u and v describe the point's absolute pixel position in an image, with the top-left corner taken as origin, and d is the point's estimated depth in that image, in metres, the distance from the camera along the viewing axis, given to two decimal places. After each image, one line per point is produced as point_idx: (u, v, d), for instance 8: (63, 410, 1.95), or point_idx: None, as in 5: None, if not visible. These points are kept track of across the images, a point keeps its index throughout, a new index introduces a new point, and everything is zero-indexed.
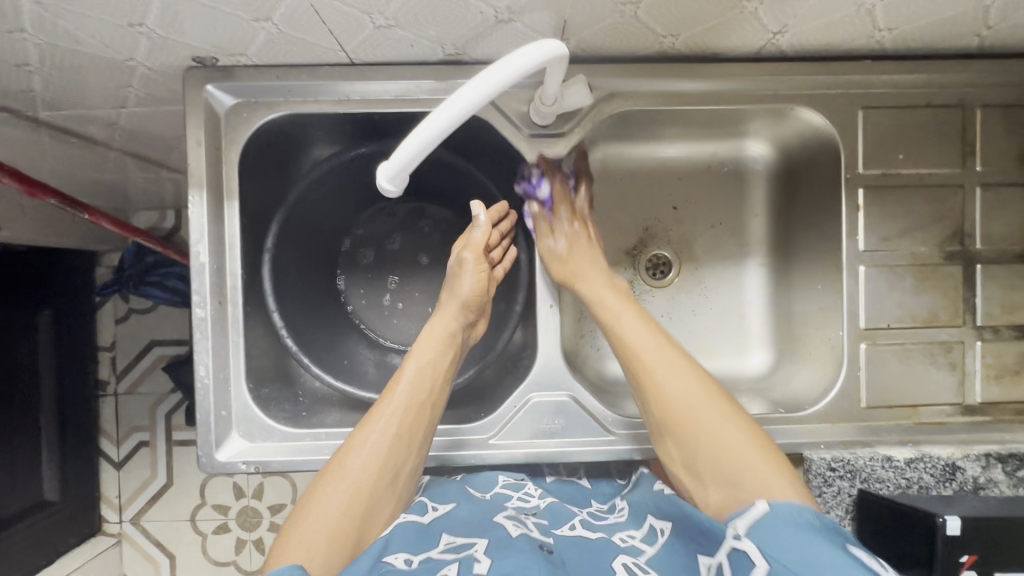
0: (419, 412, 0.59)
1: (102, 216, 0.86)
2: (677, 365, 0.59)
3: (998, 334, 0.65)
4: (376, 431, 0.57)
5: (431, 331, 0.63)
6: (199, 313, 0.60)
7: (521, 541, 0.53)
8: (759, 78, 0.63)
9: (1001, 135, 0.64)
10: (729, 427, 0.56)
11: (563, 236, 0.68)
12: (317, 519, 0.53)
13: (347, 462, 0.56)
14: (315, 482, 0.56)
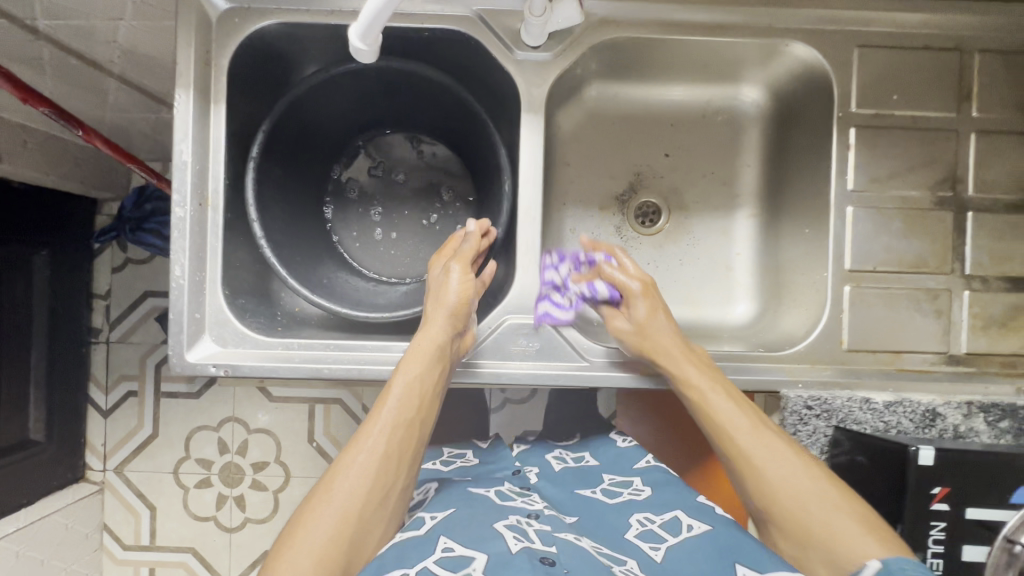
0: (408, 429, 0.59)
1: (95, 135, 0.86)
2: (781, 450, 0.56)
3: (987, 284, 0.63)
4: (364, 452, 0.56)
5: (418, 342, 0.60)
6: (178, 212, 0.60)
7: (521, 559, 0.48)
8: (752, 10, 0.62)
9: (999, 81, 0.63)
10: (841, 515, 0.53)
11: (635, 311, 0.64)
12: (305, 544, 0.51)
13: (336, 486, 0.55)
14: (307, 502, 0.55)
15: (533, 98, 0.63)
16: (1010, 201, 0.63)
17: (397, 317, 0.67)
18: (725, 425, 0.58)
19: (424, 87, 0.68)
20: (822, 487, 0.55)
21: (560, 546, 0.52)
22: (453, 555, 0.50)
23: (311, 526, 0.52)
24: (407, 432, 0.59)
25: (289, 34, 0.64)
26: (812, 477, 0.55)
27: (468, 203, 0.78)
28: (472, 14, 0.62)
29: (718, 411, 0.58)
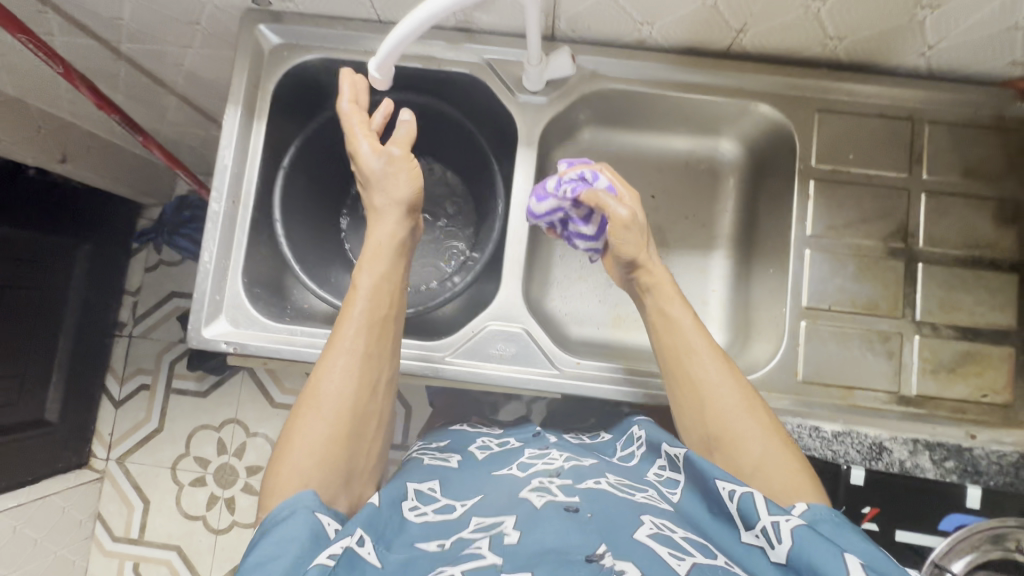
0: (381, 324, 0.60)
1: (154, 141, 0.97)
2: (732, 382, 0.61)
3: (937, 331, 0.68)
4: (343, 354, 0.57)
5: (377, 243, 0.63)
6: (214, 206, 0.69)
7: (548, 511, 0.49)
8: (726, 73, 0.71)
9: (947, 149, 0.70)
10: (766, 439, 0.57)
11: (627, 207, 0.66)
12: (302, 451, 0.53)
13: (320, 394, 0.56)
14: (291, 419, 0.56)
15: (529, 134, 0.72)
16: (958, 255, 0.69)
17: None
18: (695, 365, 0.62)
19: (435, 121, 0.80)
20: (758, 417, 0.59)
21: (582, 496, 0.53)
22: (485, 523, 0.50)
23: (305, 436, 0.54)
24: (379, 327, 0.60)
25: (328, 67, 0.75)
26: (749, 407, 0.59)
27: (468, 225, 0.86)
28: (483, 61, 0.72)
29: (696, 347, 0.62)
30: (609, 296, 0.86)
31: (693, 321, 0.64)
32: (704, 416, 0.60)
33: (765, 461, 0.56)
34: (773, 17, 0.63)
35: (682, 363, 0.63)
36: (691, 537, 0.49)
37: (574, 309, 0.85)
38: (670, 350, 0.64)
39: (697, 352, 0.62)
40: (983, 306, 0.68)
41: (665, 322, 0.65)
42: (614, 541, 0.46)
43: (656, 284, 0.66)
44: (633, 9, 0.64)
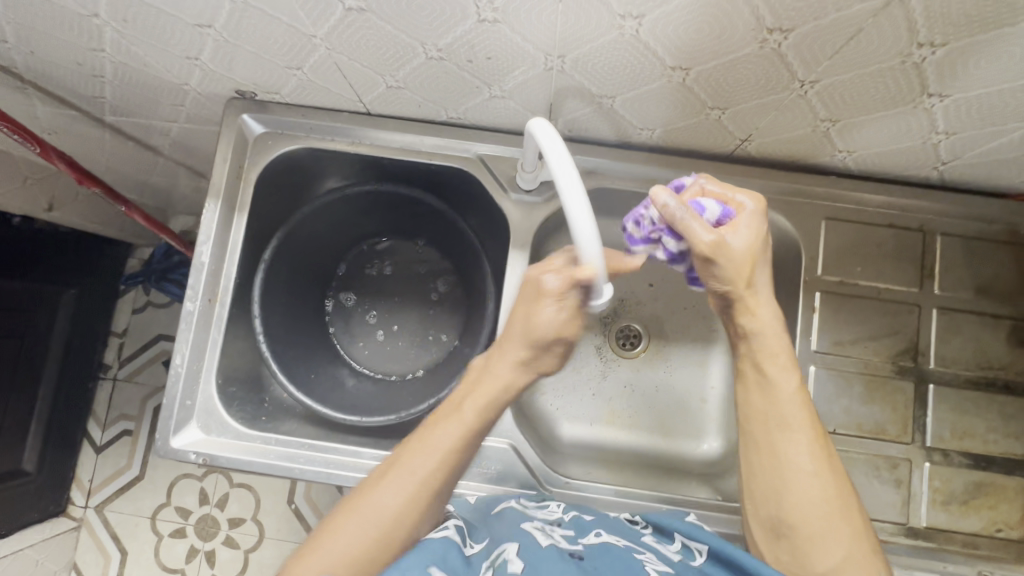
0: (450, 457, 0.55)
1: (136, 208, 0.94)
2: (824, 468, 0.54)
3: (948, 458, 0.64)
4: (417, 458, 0.55)
5: (484, 385, 0.57)
6: (189, 306, 0.66)
7: (553, 553, 0.50)
8: (730, 176, 0.68)
9: (959, 263, 0.67)
10: (849, 541, 0.52)
11: (716, 233, 0.54)
12: (335, 551, 0.50)
13: (369, 499, 0.53)
14: (340, 508, 0.54)
15: (522, 233, 0.69)
16: (970, 377, 0.66)
17: (369, 421, 0.70)
18: (793, 440, 0.55)
19: (427, 212, 0.76)
20: (846, 513, 0.53)
21: (589, 547, 0.53)
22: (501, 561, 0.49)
23: (337, 538, 0.51)
24: (447, 464, 0.55)
25: (314, 155, 0.72)
26: (836, 503, 0.53)
27: (458, 313, 0.82)
28: (474, 156, 0.69)
29: (791, 419, 0.56)
30: (604, 391, 0.82)
31: (800, 392, 0.56)
32: (784, 501, 0.54)
33: (844, 565, 0.52)
34: (780, 132, 0.60)
35: (772, 432, 0.56)
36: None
37: (567, 404, 0.81)
38: (769, 419, 0.56)
39: (792, 427, 0.55)
40: (997, 433, 0.65)
41: (762, 385, 0.57)
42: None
43: (757, 334, 0.57)
44: (633, 118, 0.61)
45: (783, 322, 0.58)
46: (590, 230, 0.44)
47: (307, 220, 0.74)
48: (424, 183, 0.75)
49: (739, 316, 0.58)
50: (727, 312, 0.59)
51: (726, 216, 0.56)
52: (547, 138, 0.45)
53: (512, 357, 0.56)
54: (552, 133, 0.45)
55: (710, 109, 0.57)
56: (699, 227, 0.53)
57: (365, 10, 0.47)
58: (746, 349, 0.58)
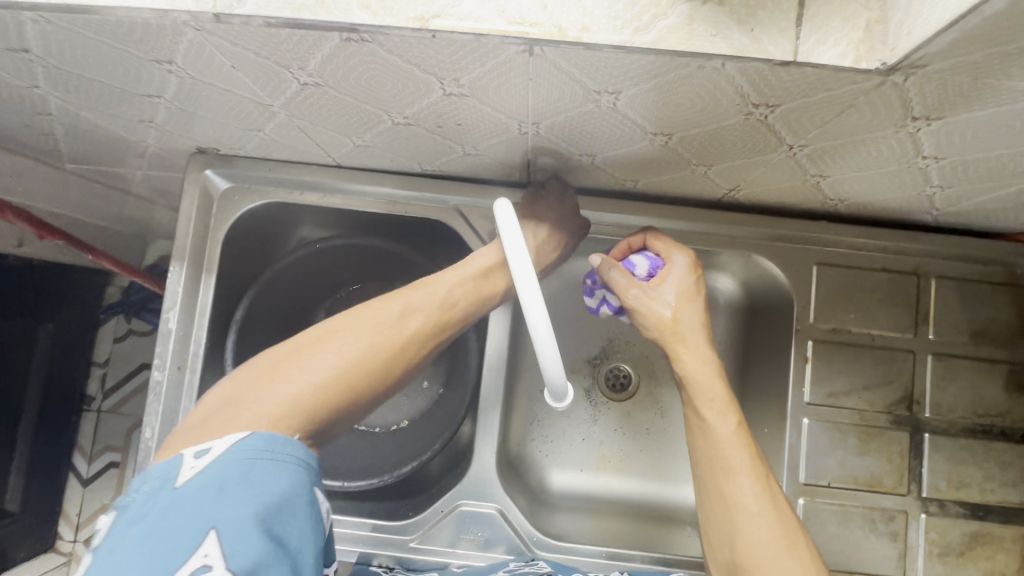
0: (400, 339, 0.54)
1: (103, 254, 0.90)
2: (770, 505, 0.51)
3: (944, 509, 0.63)
4: (391, 313, 0.55)
5: (428, 291, 0.58)
6: (156, 375, 0.64)
7: None
8: (718, 222, 0.65)
9: (955, 308, 0.65)
10: None
11: (636, 294, 0.59)
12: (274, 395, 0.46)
13: (312, 356, 0.50)
14: (272, 363, 0.49)
15: None
16: (966, 424, 0.64)
17: (351, 486, 0.68)
18: (734, 473, 0.52)
19: (405, 264, 0.72)
20: (799, 555, 0.49)
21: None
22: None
23: (270, 390, 0.47)
24: (403, 345, 0.54)
25: (282, 208, 0.68)
26: (789, 542, 0.50)
27: (441, 361, 0.79)
28: (451, 208, 0.67)
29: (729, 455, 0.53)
30: (594, 436, 0.80)
31: (738, 431, 0.53)
32: (734, 539, 0.51)
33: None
34: (768, 183, 0.57)
35: (719, 475, 0.53)
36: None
37: (557, 451, 0.79)
38: (706, 456, 0.54)
39: (735, 469, 0.52)
40: (993, 482, 0.63)
41: (702, 429, 0.54)
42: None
43: (693, 381, 0.56)
44: (614, 171, 0.59)
45: (717, 364, 0.56)
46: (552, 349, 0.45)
47: (279, 275, 0.70)
48: (400, 231, 0.72)
49: (674, 355, 0.57)
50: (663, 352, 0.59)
51: (652, 271, 0.61)
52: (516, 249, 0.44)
53: (443, 293, 0.58)
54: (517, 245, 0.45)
55: (695, 166, 0.54)
56: (617, 275, 0.59)
57: (322, 85, 0.44)
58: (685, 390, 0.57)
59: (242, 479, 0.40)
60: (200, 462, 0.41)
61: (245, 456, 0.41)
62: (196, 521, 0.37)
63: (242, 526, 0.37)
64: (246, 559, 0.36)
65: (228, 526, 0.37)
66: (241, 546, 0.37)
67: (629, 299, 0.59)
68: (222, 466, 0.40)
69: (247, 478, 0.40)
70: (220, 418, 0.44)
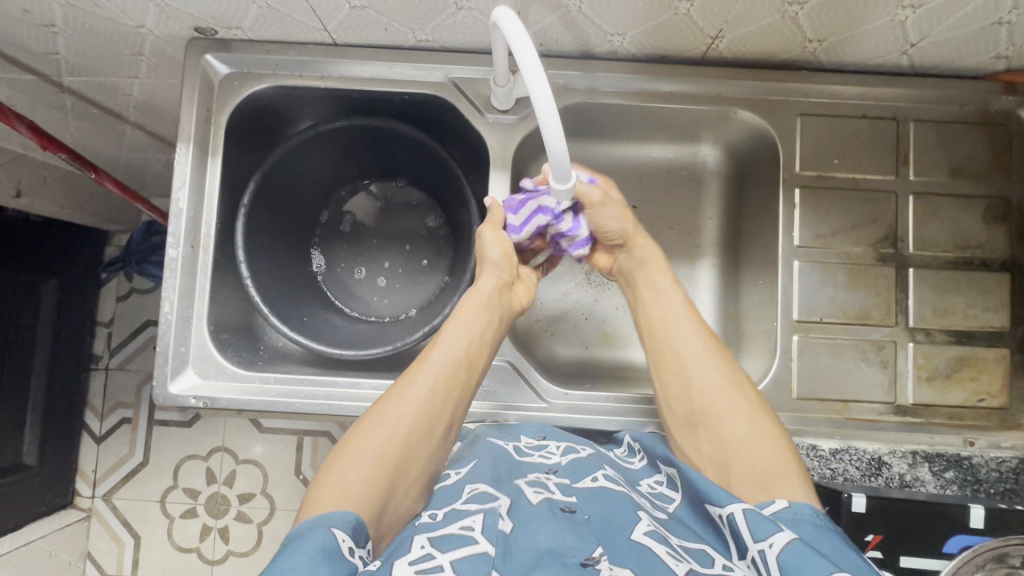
0: (478, 345, 0.62)
1: (106, 176, 0.91)
2: (721, 360, 0.61)
3: (931, 336, 0.66)
4: (461, 325, 0.62)
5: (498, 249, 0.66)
6: (172, 253, 0.66)
7: (545, 511, 0.52)
8: (704, 80, 0.68)
9: (933, 148, 0.68)
10: (760, 423, 0.57)
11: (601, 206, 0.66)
12: (352, 464, 0.52)
13: (387, 410, 0.56)
14: (358, 422, 0.56)
15: (502, 155, 0.69)
16: (948, 258, 0.67)
17: (367, 354, 0.70)
18: (680, 335, 0.63)
19: (405, 146, 0.75)
20: (741, 390, 0.59)
21: (579, 496, 0.55)
22: (480, 492, 0.54)
23: (356, 456, 0.53)
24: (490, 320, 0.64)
25: (283, 94, 0.71)
26: (732, 380, 0.60)
27: (447, 250, 0.83)
28: (447, 80, 0.69)
29: (674, 315, 0.64)
30: (596, 313, 0.83)
31: (678, 292, 0.65)
32: (688, 393, 0.60)
33: (751, 438, 0.56)
34: (751, 22, 0.59)
35: (670, 335, 0.63)
36: (689, 544, 0.51)
37: (561, 329, 0.82)
38: (657, 319, 0.64)
39: (678, 325, 0.63)
40: (976, 308, 0.67)
41: (654, 293, 0.66)
42: (608, 541, 0.50)
43: (642, 252, 0.68)
44: (602, 21, 0.60)
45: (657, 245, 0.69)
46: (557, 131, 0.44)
47: (284, 162, 0.72)
48: (398, 114, 0.74)
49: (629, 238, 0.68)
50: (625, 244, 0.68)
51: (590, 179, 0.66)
52: (513, 31, 0.43)
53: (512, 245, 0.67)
54: (517, 33, 0.43)
55: (679, 2, 0.56)
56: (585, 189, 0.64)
57: None
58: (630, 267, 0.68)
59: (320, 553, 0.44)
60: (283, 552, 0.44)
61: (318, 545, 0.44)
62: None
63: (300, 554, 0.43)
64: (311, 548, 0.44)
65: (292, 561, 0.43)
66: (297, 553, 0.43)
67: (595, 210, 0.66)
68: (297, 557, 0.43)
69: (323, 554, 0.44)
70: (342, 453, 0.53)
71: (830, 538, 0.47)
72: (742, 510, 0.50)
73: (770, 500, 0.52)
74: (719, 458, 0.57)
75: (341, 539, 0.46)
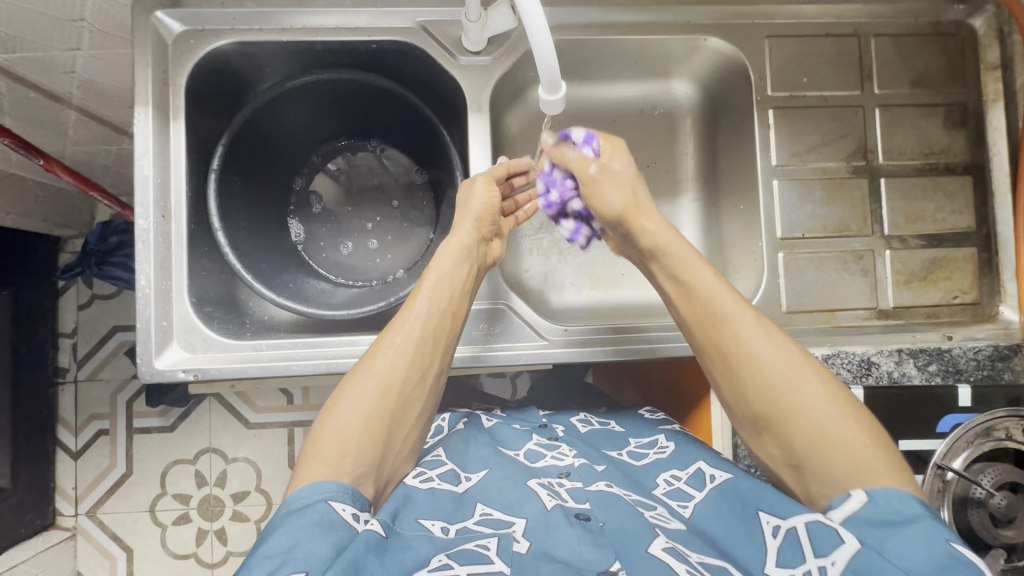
0: (461, 293, 0.64)
1: (59, 164, 0.85)
2: (783, 346, 0.55)
3: (905, 242, 0.69)
4: (436, 276, 0.63)
5: (469, 208, 0.67)
6: (142, 224, 0.62)
7: (559, 515, 0.51)
8: (671, 9, 0.69)
9: (894, 61, 0.70)
10: (844, 422, 0.51)
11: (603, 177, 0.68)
12: (346, 418, 0.54)
13: (376, 361, 0.58)
14: (347, 376, 0.58)
15: (478, 99, 0.68)
16: (916, 165, 0.70)
17: (362, 312, 0.68)
18: (721, 322, 0.58)
19: (374, 96, 0.74)
20: (819, 382, 0.54)
21: (592, 501, 0.55)
22: (494, 518, 0.53)
23: (347, 412, 0.54)
24: (469, 273, 0.65)
25: (243, 53, 0.67)
26: (809, 374, 0.54)
27: (429, 208, 0.82)
28: (415, 25, 0.67)
29: (717, 302, 0.58)
30: (583, 258, 0.83)
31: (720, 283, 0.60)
32: (747, 387, 0.55)
33: (826, 435, 0.51)
34: None
35: (716, 323, 0.58)
36: (708, 559, 0.47)
37: (552, 276, 0.82)
38: (698, 312, 0.59)
39: (724, 315, 0.58)
40: (944, 212, 0.70)
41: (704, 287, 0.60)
42: (627, 556, 0.47)
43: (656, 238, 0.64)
44: None
45: (671, 227, 0.65)
46: (534, 9, 0.42)
47: (252, 123, 0.70)
48: (365, 66, 0.72)
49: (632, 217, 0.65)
50: (629, 230, 0.66)
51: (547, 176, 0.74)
52: None
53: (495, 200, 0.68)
54: None
55: None
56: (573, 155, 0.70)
57: None
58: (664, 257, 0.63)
59: (322, 525, 0.45)
60: (286, 525, 0.45)
61: (316, 521, 0.45)
62: (283, 562, 0.42)
63: (300, 529, 0.44)
64: (312, 525, 0.45)
65: (292, 535, 0.44)
66: (293, 535, 0.43)
67: (596, 175, 0.68)
68: (294, 533, 0.44)
69: (323, 524, 0.45)
70: (329, 415, 0.55)
71: (907, 535, 0.45)
72: (804, 522, 0.48)
73: (845, 493, 0.49)
74: (791, 463, 0.53)
75: (342, 509, 0.47)
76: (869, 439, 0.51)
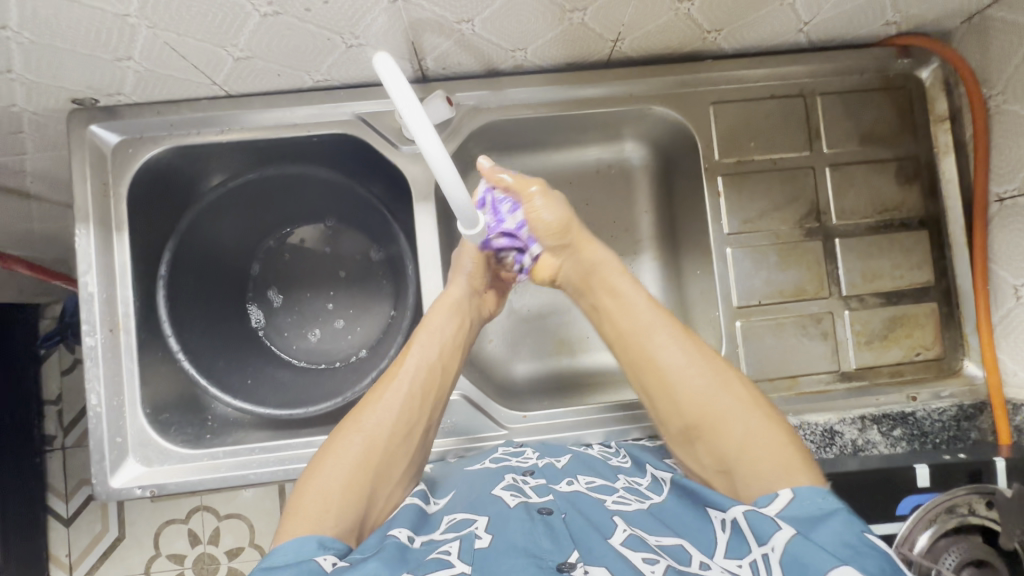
0: (452, 348, 0.64)
1: (14, 259, 0.84)
2: (711, 366, 0.58)
3: (864, 302, 0.68)
4: (428, 331, 0.63)
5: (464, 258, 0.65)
6: (89, 341, 0.62)
7: (522, 514, 0.49)
8: (612, 82, 0.68)
9: (841, 119, 0.70)
10: (767, 432, 0.53)
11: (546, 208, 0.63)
12: (331, 474, 0.53)
13: (365, 416, 0.58)
14: (335, 432, 0.57)
15: (424, 187, 0.67)
16: (871, 223, 0.69)
17: (317, 409, 0.67)
18: (654, 342, 0.60)
19: (316, 183, 0.72)
20: (726, 384, 0.57)
21: (557, 498, 0.53)
22: (458, 519, 0.51)
23: (333, 467, 0.53)
24: (460, 326, 0.64)
25: (183, 154, 0.67)
26: (720, 379, 0.57)
27: (387, 284, 0.81)
28: (353, 117, 0.66)
29: (653, 323, 0.60)
30: (548, 327, 0.82)
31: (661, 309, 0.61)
32: (678, 401, 0.57)
33: (748, 445, 0.53)
34: (645, 24, 0.59)
35: (649, 346, 0.60)
36: (666, 542, 0.47)
37: (515, 348, 0.81)
38: (633, 332, 0.61)
39: (656, 330, 0.60)
40: (901, 268, 0.69)
41: (616, 299, 0.62)
42: (585, 547, 0.46)
43: (594, 267, 0.64)
44: (499, 39, 0.59)
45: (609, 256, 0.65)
46: (438, 152, 0.42)
47: (197, 223, 0.69)
48: (308, 156, 0.71)
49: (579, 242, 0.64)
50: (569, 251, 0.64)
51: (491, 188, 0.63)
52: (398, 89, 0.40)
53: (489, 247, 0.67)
54: (408, 94, 0.40)
55: (571, 13, 0.56)
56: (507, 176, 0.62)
57: None
58: (579, 274, 0.65)
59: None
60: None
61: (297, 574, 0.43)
62: None
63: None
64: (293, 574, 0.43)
65: None
66: None
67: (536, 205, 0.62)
68: None
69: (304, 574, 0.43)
70: (316, 470, 0.53)
71: (835, 526, 0.45)
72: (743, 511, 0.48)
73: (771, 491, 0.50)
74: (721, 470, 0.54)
75: (323, 559, 0.45)
76: (790, 445, 0.53)
